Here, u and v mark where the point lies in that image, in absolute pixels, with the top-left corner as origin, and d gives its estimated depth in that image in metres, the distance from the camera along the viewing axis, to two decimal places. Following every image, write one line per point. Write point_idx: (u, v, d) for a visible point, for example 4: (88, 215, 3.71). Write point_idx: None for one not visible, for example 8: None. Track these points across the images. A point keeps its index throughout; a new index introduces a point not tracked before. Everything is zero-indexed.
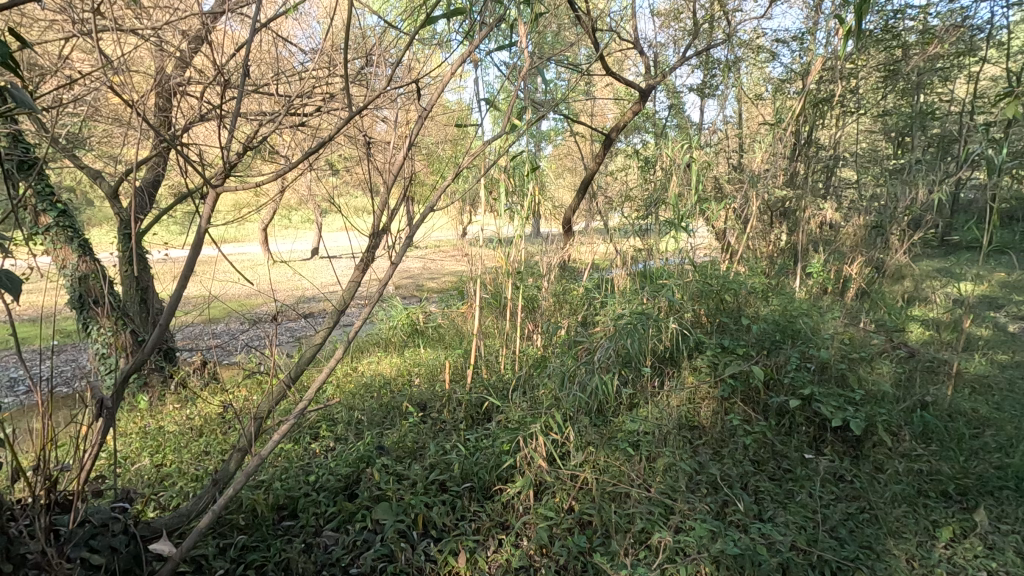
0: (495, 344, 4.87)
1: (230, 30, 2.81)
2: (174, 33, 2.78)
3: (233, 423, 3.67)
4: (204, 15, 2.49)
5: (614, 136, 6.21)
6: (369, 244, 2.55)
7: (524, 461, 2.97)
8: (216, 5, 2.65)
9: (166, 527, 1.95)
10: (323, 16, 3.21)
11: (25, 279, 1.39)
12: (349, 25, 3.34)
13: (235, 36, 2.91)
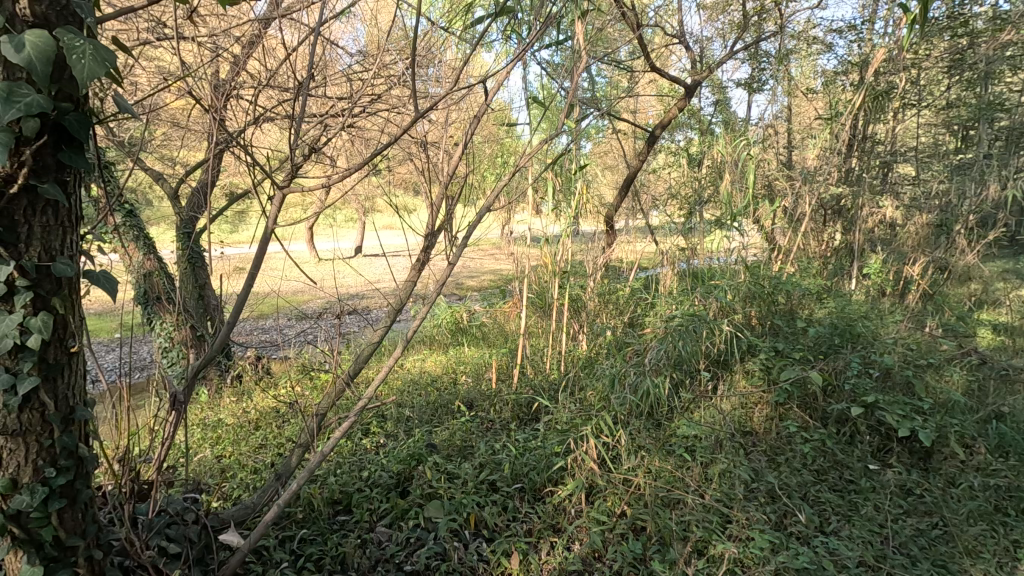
0: (541, 343, 4.84)
1: (281, 35, 2.87)
2: (229, 39, 2.86)
3: (287, 418, 3.76)
4: (258, 20, 2.55)
5: (658, 133, 6.07)
6: (425, 243, 2.55)
7: (575, 463, 2.96)
8: (268, 10, 2.72)
9: (234, 519, 2.02)
10: (368, 18, 3.25)
11: (120, 279, 1.45)
12: (393, 27, 3.35)
13: (285, 41, 2.97)
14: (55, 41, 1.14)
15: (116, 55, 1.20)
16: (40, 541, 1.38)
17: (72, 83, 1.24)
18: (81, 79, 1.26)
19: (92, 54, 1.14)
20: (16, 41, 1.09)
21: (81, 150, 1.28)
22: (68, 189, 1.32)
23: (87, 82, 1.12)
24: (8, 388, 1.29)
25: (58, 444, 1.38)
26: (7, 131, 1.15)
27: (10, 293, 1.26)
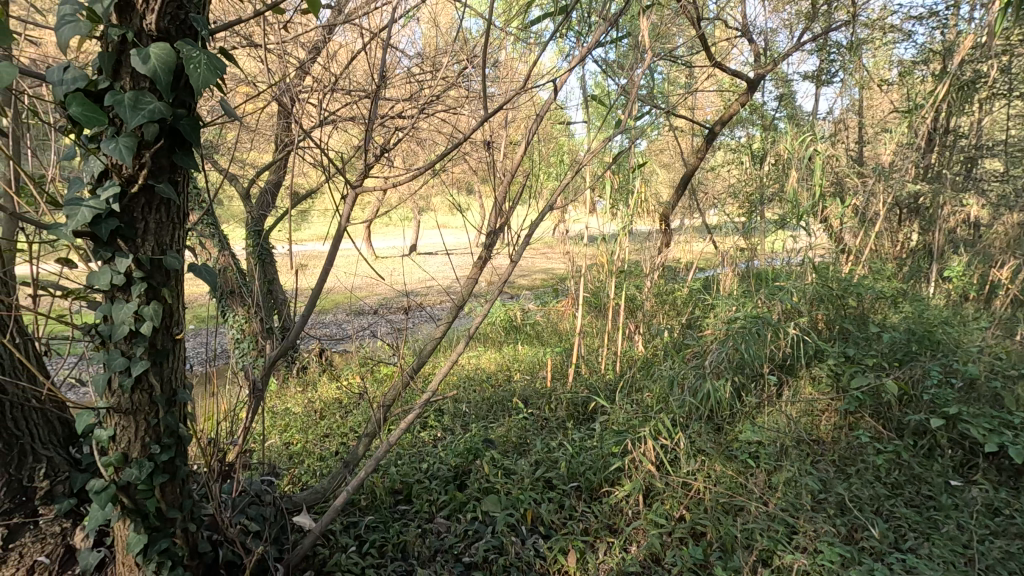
0: (596, 343, 4.81)
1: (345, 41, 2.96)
2: (299, 46, 2.98)
3: (349, 409, 3.91)
4: (326, 27, 2.65)
5: (717, 130, 5.89)
6: (488, 241, 2.57)
7: (633, 465, 2.93)
8: (334, 17, 2.81)
9: (307, 502, 2.13)
10: (427, 21, 3.30)
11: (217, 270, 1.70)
12: (450, 28, 3.39)
13: (349, 46, 3.07)
14: (175, 51, 1.23)
15: (226, 64, 1.28)
16: (145, 512, 1.51)
17: (186, 90, 1.35)
18: (194, 87, 1.36)
19: (206, 63, 1.23)
20: (142, 53, 1.19)
21: (190, 151, 1.37)
22: (180, 189, 1.43)
23: (202, 90, 1.21)
24: (123, 370, 1.42)
25: (162, 423, 1.51)
26: (131, 135, 1.26)
27: (128, 284, 1.38)
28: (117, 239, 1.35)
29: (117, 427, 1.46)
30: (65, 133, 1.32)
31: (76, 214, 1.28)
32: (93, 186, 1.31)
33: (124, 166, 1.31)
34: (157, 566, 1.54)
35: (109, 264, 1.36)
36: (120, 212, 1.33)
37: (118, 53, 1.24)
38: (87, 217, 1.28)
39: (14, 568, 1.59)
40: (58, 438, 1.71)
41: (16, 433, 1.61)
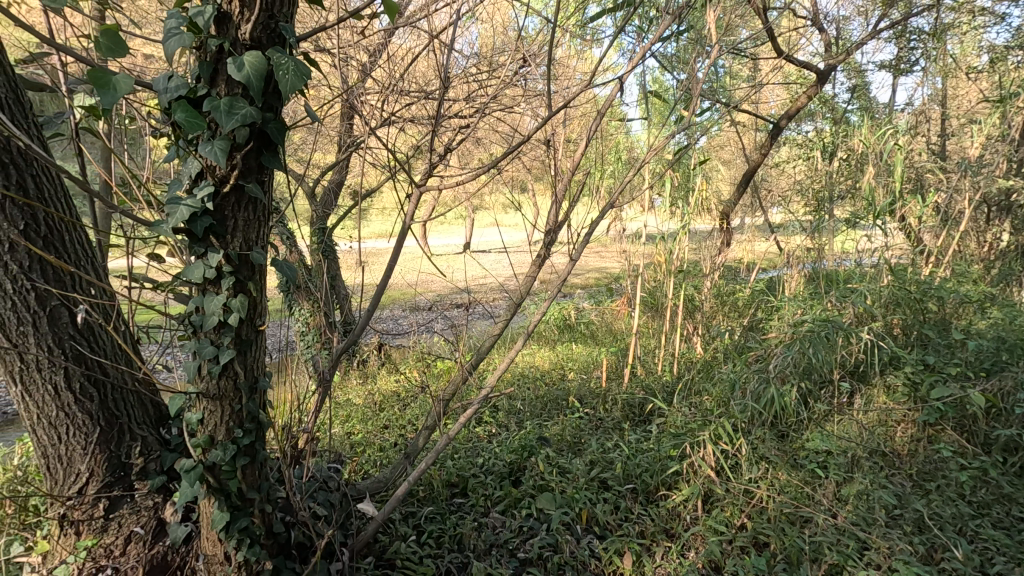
0: (652, 344, 4.71)
1: (404, 44, 3.03)
2: (363, 50, 3.08)
3: (407, 403, 4.02)
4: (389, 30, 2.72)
5: (783, 125, 5.65)
6: (545, 239, 2.57)
7: (691, 469, 2.86)
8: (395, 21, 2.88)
9: (370, 490, 2.19)
10: (484, 21, 3.33)
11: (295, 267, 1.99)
12: (507, 27, 3.41)
13: (409, 48, 3.14)
14: (266, 58, 1.30)
15: (312, 69, 1.35)
16: (227, 491, 1.61)
17: (275, 96, 1.42)
18: (282, 92, 1.43)
19: (294, 69, 1.30)
20: (237, 61, 1.27)
21: (277, 153, 1.45)
22: (266, 188, 1.51)
23: (290, 95, 1.28)
24: (212, 357, 1.52)
25: (244, 409, 1.61)
26: (224, 138, 1.35)
27: (218, 277, 1.48)
28: (210, 235, 1.45)
29: (205, 411, 1.57)
30: (168, 137, 1.43)
31: (176, 212, 1.39)
32: (191, 186, 1.41)
33: (217, 167, 1.40)
34: (237, 542, 1.64)
35: (202, 259, 1.46)
36: (214, 211, 1.43)
37: (215, 62, 1.33)
38: (185, 215, 1.38)
39: (115, 536, 1.75)
40: (150, 419, 1.85)
41: (117, 413, 1.76)
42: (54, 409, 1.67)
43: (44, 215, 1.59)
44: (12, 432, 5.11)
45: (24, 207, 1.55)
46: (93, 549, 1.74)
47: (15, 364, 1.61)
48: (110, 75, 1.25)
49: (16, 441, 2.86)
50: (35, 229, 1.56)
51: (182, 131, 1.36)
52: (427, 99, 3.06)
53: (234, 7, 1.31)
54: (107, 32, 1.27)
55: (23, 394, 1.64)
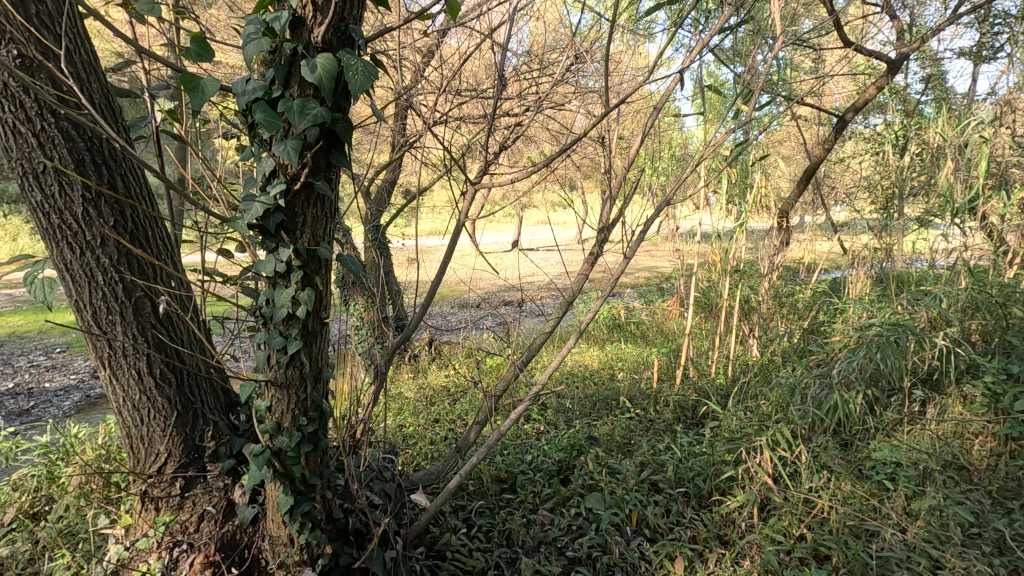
0: (705, 346, 4.59)
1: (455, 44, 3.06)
2: (416, 50, 3.13)
3: (457, 398, 4.08)
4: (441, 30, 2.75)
5: (849, 118, 5.36)
6: (598, 237, 2.54)
7: (747, 475, 2.77)
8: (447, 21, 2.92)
9: (423, 482, 2.22)
10: (535, 19, 3.33)
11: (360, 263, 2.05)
12: (558, 24, 3.39)
13: (460, 48, 3.17)
14: (337, 60, 1.35)
15: (380, 70, 1.38)
16: (292, 476, 1.68)
17: (344, 96, 1.47)
18: (350, 93, 1.48)
19: (362, 70, 1.34)
20: (310, 63, 1.33)
21: (344, 151, 1.50)
22: (333, 186, 1.57)
23: (359, 95, 1.32)
24: (280, 348, 1.60)
25: (308, 398, 1.68)
26: (296, 138, 1.41)
27: (288, 271, 1.55)
28: (281, 231, 1.52)
29: (273, 399, 1.65)
30: (245, 137, 1.51)
31: (251, 209, 1.46)
32: (264, 183, 1.49)
33: (289, 166, 1.46)
34: (299, 526, 1.72)
35: (273, 253, 1.53)
36: (285, 208, 1.50)
37: (289, 64, 1.39)
38: (259, 212, 1.45)
39: (189, 514, 1.86)
40: (221, 405, 1.96)
41: (192, 398, 1.87)
42: (137, 392, 1.79)
43: (131, 213, 1.71)
44: (96, 413, 5.52)
45: (114, 204, 1.66)
46: (170, 525, 1.86)
47: (105, 349, 1.75)
48: (197, 78, 1.33)
49: (102, 421, 3.09)
50: (122, 225, 1.68)
51: (257, 131, 1.43)
52: (478, 97, 3.08)
53: (309, 12, 1.36)
54: (196, 38, 1.35)
55: (111, 378, 1.77)
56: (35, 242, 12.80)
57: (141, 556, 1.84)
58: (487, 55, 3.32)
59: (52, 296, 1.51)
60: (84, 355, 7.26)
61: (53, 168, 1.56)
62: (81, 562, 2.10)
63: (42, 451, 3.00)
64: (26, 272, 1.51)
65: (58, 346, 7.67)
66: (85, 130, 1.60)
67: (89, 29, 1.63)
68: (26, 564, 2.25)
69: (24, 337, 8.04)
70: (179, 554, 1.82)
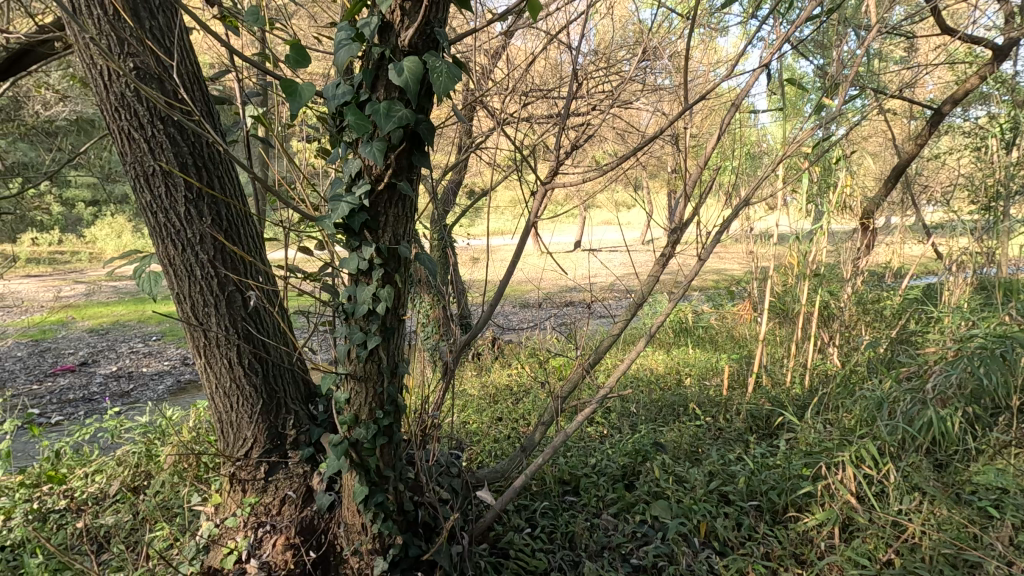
0: (780, 353, 4.35)
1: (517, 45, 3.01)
2: (484, 53, 3.16)
3: (520, 398, 4.09)
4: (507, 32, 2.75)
5: (946, 111, 4.91)
6: (670, 238, 2.46)
7: (827, 492, 2.61)
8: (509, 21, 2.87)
9: (488, 480, 2.23)
10: (602, 17, 3.27)
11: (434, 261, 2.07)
12: (626, 22, 3.31)
13: (526, 49, 3.16)
14: (422, 63, 1.39)
15: (463, 72, 1.41)
16: (367, 467, 1.75)
17: (428, 98, 1.51)
18: (433, 95, 1.51)
19: (446, 72, 1.37)
20: (398, 66, 1.36)
21: (426, 153, 1.54)
22: (414, 187, 1.61)
23: (444, 96, 1.35)
24: (360, 343, 1.66)
25: (384, 393, 1.74)
26: (382, 140, 1.46)
27: (370, 269, 1.61)
28: (364, 230, 1.58)
29: (351, 392, 1.71)
30: (333, 140, 1.58)
31: (337, 208, 1.52)
32: (350, 184, 1.55)
33: (374, 167, 1.51)
34: (373, 515, 1.78)
35: (357, 252, 1.60)
36: (369, 207, 1.55)
37: (376, 69, 1.44)
38: (345, 211, 1.51)
39: (272, 497, 1.97)
40: (301, 395, 2.06)
41: (276, 387, 1.98)
42: (228, 379, 1.91)
43: (226, 212, 1.83)
44: (187, 396, 5.98)
45: (212, 203, 1.79)
46: (255, 506, 1.96)
47: (201, 338, 1.88)
48: (295, 84, 1.40)
49: (193, 405, 3.33)
50: (218, 223, 1.80)
51: (345, 135, 1.49)
52: (544, 97, 3.06)
53: (397, 16, 1.41)
54: (294, 46, 1.43)
55: (206, 365, 1.90)
56: (137, 239, 13.99)
57: (228, 534, 1.96)
58: (554, 54, 3.30)
59: (158, 289, 1.64)
60: (177, 343, 7.86)
61: (161, 170, 1.69)
62: (176, 535, 2.26)
63: (143, 431, 3.27)
64: (136, 266, 1.65)
65: (154, 334, 8.34)
66: (189, 135, 1.72)
67: (193, 42, 1.76)
68: (128, 533, 2.47)
69: (127, 326, 8.80)
70: (263, 534, 1.93)
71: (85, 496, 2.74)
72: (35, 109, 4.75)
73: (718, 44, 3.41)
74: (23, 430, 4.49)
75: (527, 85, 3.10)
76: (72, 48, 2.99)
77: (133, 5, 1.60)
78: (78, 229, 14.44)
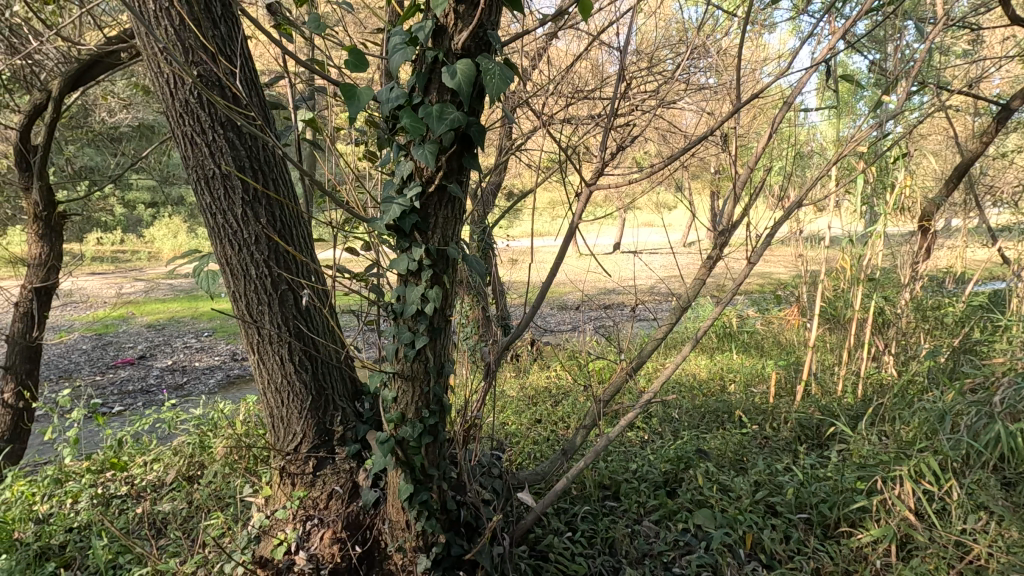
0: (832, 361, 4.18)
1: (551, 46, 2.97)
2: (527, 54, 3.16)
3: (559, 401, 4.07)
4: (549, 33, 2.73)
5: (1016, 106, 4.50)
6: (716, 241, 2.40)
7: (882, 507, 2.49)
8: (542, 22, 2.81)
9: (528, 481, 2.22)
10: (646, 16, 3.21)
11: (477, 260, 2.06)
12: (670, 21, 3.24)
13: (568, 50, 3.14)
14: (475, 65, 1.40)
15: (516, 73, 1.41)
16: (412, 465, 1.77)
17: (479, 100, 1.52)
18: (484, 96, 1.52)
19: (499, 74, 1.37)
20: (451, 69, 1.38)
21: (476, 154, 1.55)
22: (464, 188, 1.62)
23: (497, 98, 1.36)
24: (409, 342, 1.69)
25: (431, 392, 1.76)
26: (434, 142, 1.48)
27: (419, 270, 1.63)
28: (414, 232, 1.60)
29: (399, 390, 1.74)
30: (385, 143, 1.61)
31: (389, 210, 1.55)
32: (402, 186, 1.57)
33: (426, 169, 1.53)
34: (417, 513, 1.80)
35: (407, 253, 1.63)
36: (419, 209, 1.58)
37: (429, 72, 1.46)
38: (397, 213, 1.54)
39: (319, 491, 2.02)
40: (348, 393, 2.11)
41: (324, 384, 2.03)
42: (279, 375, 1.98)
43: (280, 214, 1.89)
44: (237, 391, 6.22)
45: (268, 205, 1.85)
46: (303, 500, 2.02)
47: (254, 335, 1.95)
48: (353, 87, 1.43)
49: (243, 399, 3.46)
50: (273, 224, 1.87)
51: (398, 137, 1.52)
52: (587, 98, 3.03)
53: (450, 20, 1.43)
54: (351, 51, 1.46)
55: (259, 361, 1.97)
56: (191, 240, 14.63)
57: (278, 525, 2.02)
58: (596, 55, 3.26)
59: (215, 287, 1.70)
60: (227, 339, 8.17)
61: (220, 173, 1.76)
62: (228, 524, 2.35)
63: (196, 423, 3.41)
64: (197, 265, 1.72)
65: (206, 331, 8.69)
66: (247, 139, 1.79)
67: (252, 50, 1.83)
68: (184, 520, 2.58)
69: (181, 322, 9.21)
70: (311, 527, 1.98)
71: (144, 483, 2.88)
72: (102, 116, 5.02)
73: (766, 40, 3.29)
74: (89, 419, 4.76)
75: (569, 87, 3.09)
76: (138, 58, 3.14)
77: (199, 15, 1.68)
78: (137, 229, 15.19)
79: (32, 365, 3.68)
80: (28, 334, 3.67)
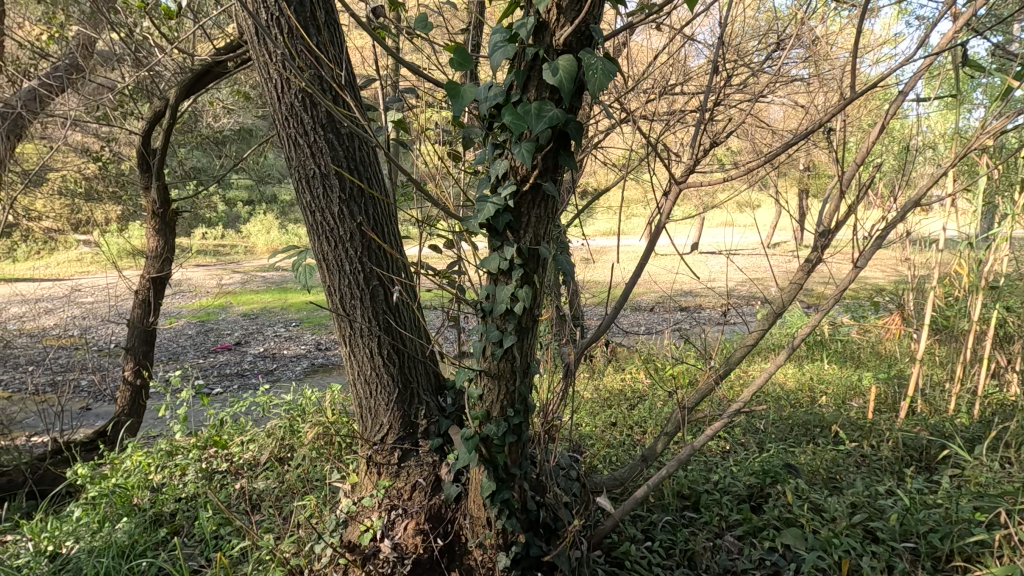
0: (941, 376, 3.78)
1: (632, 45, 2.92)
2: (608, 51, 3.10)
3: (635, 405, 3.97)
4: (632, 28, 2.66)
5: None
6: (816, 243, 2.22)
7: (1004, 543, 2.22)
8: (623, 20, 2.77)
9: (606, 486, 2.16)
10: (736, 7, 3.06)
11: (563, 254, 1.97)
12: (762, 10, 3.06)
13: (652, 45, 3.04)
14: (577, 61, 1.37)
15: (618, 67, 1.37)
16: (495, 463, 1.79)
17: (577, 97, 1.49)
18: (583, 92, 1.50)
19: (601, 68, 1.34)
20: (553, 66, 1.36)
21: (572, 153, 1.52)
22: (558, 187, 1.61)
23: (598, 93, 1.33)
24: (496, 340, 1.70)
25: (516, 391, 1.77)
26: (531, 140, 1.47)
27: (510, 269, 1.64)
28: (507, 230, 1.61)
29: (485, 388, 1.77)
30: (481, 142, 1.63)
31: (484, 208, 1.57)
32: (497, 184, 1.58)
33: (521, 167, 1.53)
34: (498, 510, 1.82)
35: (498, 251, 1.64)
36: (514, 208, 1.58)
37: (529, 69, 1.46)
38: (491, 211, 1.55)
39: (403, 481, 2.08)
40: (432, 388, 2.16)
41: (410, 378, 2.09)
42: (368, 367, 2.05)
43: (373, 211, 1.96)
44: (322, 378, 6.60)
45: (362, 203, 1.93)
46: (388, 489, 2.08)
47: (347, 328, 2.04)
48: (457, 86, 1.46)
49: (329, 386, 3.63)
50: (365, 221, 1.93)
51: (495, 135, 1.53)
52: (671, 94, 2.92)
53: (553, 15, 1.41)
54: (454, 49, 1.48)
55: (350, 352, 2.06)
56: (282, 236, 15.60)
57: (364, 512, 2.09)
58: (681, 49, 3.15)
59: (312, 281, 1.80)
60: (313, 329, 8.66)
61: (320, 172, 1.85)
62: (318, 506, 2.48)
63: (286, 407, 3.63)
64: (296, 260, 1.82)
65: (294, 321, 9.26)
66: (345, 140, 1.88)
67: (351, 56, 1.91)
68: (277, 498, 2.75)
69: (273, 311, 9.87)
70: (395, 516, 2.04)
71: (242, 461, 3.10)
72: (209, 121, 5.46)
73: (869, 27, 3.04)
74: (194, 399, 5.20)
75: (652, 83, 2.99)
76: (243, 63, 3.36)
77: (306, 23, 1.77)
78: (236, 226, 16.40)
79: (148, 347, 4.05)
80: (146, 319, 4.04)
